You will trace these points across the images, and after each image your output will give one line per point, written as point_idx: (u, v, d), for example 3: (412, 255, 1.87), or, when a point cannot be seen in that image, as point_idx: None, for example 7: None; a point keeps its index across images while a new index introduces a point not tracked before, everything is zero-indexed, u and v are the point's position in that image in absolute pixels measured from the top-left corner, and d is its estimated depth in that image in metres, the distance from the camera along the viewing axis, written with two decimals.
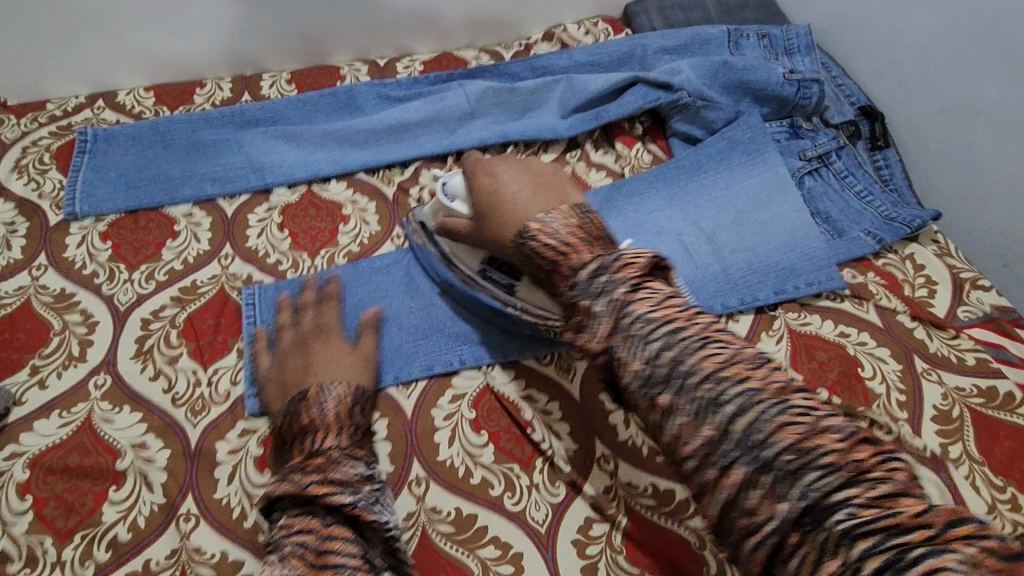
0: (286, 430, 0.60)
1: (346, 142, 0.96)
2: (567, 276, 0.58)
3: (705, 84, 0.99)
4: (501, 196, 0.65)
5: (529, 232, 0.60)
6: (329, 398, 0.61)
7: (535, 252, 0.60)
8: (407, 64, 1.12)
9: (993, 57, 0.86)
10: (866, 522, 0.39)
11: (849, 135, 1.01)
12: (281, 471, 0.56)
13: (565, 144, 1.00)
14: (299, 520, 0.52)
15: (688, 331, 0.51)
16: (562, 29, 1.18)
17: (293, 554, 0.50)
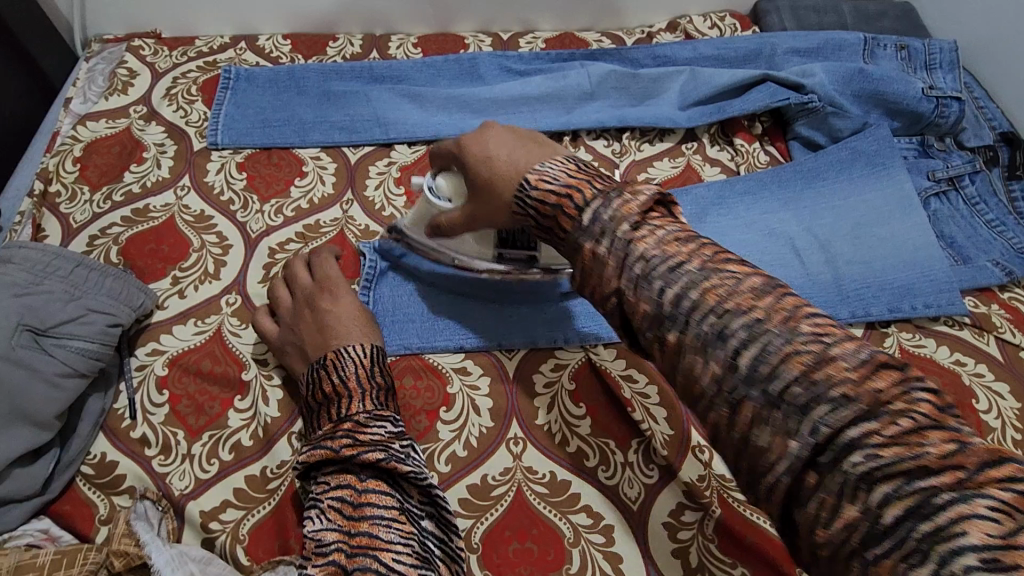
0: (313, 398, 0.61)
1: (466, 108, 0.99)
2: (572, 215, 0.51)
3: (837, 90, 0.96)
4: (498, 161, 0.59)
5: (527, 184, 0.55)
6: (347, 363, 0.61)
7: (537, 204, 0.54)
8: (530, 40, 1.13)
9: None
10: None
11: (985, 160, 0.96)
12: (312, 438, 0.58)
13: (681, 134, 0.99)
14: (334, 481, 0.55)
15: (692, 270, 0.45)
16: (687, 20, 1.16)
17: (331, 511, 0.53)
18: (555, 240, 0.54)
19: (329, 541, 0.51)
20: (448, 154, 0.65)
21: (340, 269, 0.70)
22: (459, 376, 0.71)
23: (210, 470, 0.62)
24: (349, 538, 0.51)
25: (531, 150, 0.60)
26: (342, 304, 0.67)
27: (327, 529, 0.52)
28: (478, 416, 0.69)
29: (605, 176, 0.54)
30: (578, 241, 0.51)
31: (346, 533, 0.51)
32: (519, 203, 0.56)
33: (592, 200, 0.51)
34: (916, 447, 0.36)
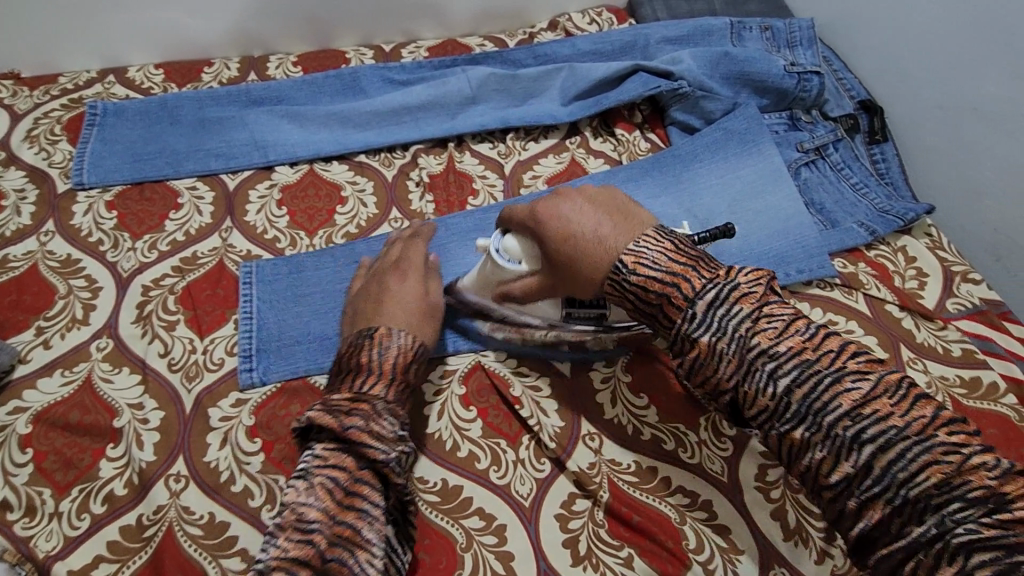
0: (346, 360, 0.63)
1: (348, 123, 0.98)
2: (682, 306, 0.54)
3: (705, 74, 1.00)
4: (579, 240, 0.58)
5: (625, 266, 0.55)
6: (392, 346, 0.63)
7: (638, 288, 0.55)
8: (413, 49, 1.14)
9: (995, 40, 0.85)
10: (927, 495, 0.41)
11: (847, 128, 1.01)
12: (326, 400, 0.58)
13: (565, 130, 1.02)
14: (330, 460, 0.55)
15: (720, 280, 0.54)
16: (566, 18, 1.19)
17: (322, 489, 0.53)
18: (656, 322, 0.57)
19: (310, 519, 0.51)
20: (522, 220, 0.63)
21: (403, 264, 0.74)
22: None
23: (80, 526, 0.60)
24: (332, 523, 0.51)
25: (616, 220, 0.59)
26: (373, 301, 0.70)
27: (310, 507, 0.52)
28: None
29: (707, 261, 0.56)
30: (692, 335, 0.54)
31: (329, 516, 0.51)
32: (614, 283, 0.57)
33: (703, 291, 0.54)
34: (944, 466, 0.45)
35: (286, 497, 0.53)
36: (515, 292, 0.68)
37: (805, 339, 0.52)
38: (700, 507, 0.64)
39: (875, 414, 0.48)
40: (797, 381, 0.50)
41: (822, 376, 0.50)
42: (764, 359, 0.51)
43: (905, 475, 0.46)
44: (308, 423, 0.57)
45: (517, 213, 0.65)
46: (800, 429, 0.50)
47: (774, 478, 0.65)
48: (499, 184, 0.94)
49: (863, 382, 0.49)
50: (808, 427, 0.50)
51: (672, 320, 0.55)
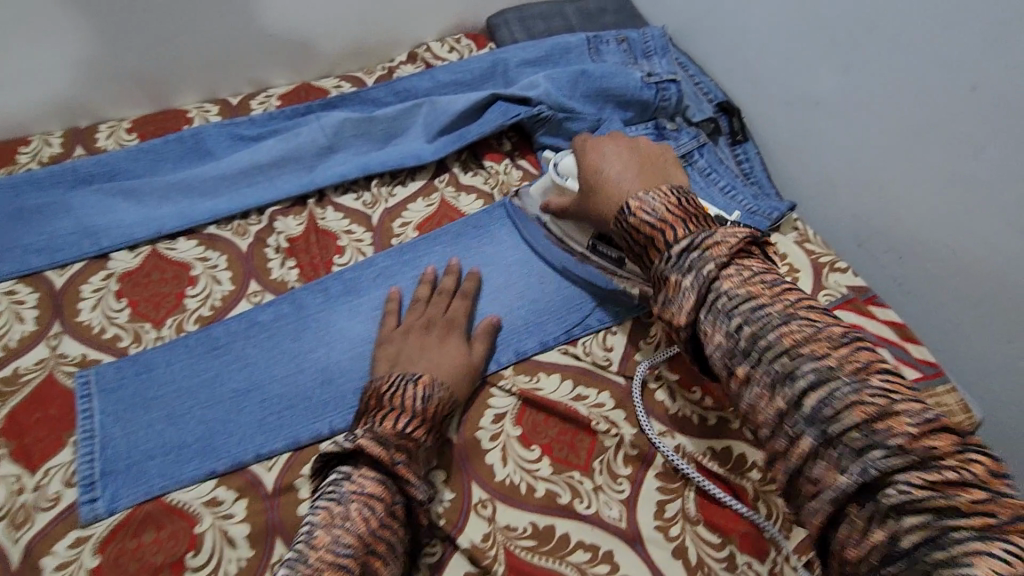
0: (385, 399, 0.63)
1: (193, 192, 0.89)
2: (661, 250, 0.56)
3: (564, 96, 0.98)
4: (605, 181, 0.68)
5: (627, 210, 0.59)
6: (433, 395, 0.65)
7: (632, 228, 0.59)
8: (262, 100, 1.06)
9: (824, 36, 0.88)
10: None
11: (710, 132, 1.03)
12: (373, 430, 0.59)
13: (433, 169, 0.98)
14: (371, 487, 0.55)
15: (756, 294, 0.50)
16: (424, 48, 1.16)
17: (360, 515, 0.53)
18: (645, 265, 0.59)
19: (343, 545, 0.51)
20: (575, 147, 0.75)
21: (451, 315, 0.75)
22: (210, 511, 0.64)
23: None
24: (362, 558, 0.51)
25: (643, 176, 0.66)
26: (424, 351, 0.70)
27: (346, 530, 0.52)
28: (234, 550, 0.61)
29: (704, 217, 0.57)
30: (663, 273, 0.55)
31: (364, 543, 0.52)
32: (618, 224, 0.61)
33: (682, 240, 0.55)
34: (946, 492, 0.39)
35: (319, 517, 0.53)
36: (557, 211, 0.79)
37: (831, 344, 0.46)
38: (601, 560, 0.62)
39: (887, 431, 0.42)
40: (813, 387, 0.45)
41: (835, 388, 0.44)
42: (781, 357, 0.47)
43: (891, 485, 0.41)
44: (354, 448, 0.57)
45: (576, 142, 0.76)
46: (802, 434, 0.45)
47: (671, 514, 0.65)
48: (367, 237, 0.88)
49: (885, 399, 0.43)
50: (816, 435, 0.44)
51: (651, 262, 0.57)
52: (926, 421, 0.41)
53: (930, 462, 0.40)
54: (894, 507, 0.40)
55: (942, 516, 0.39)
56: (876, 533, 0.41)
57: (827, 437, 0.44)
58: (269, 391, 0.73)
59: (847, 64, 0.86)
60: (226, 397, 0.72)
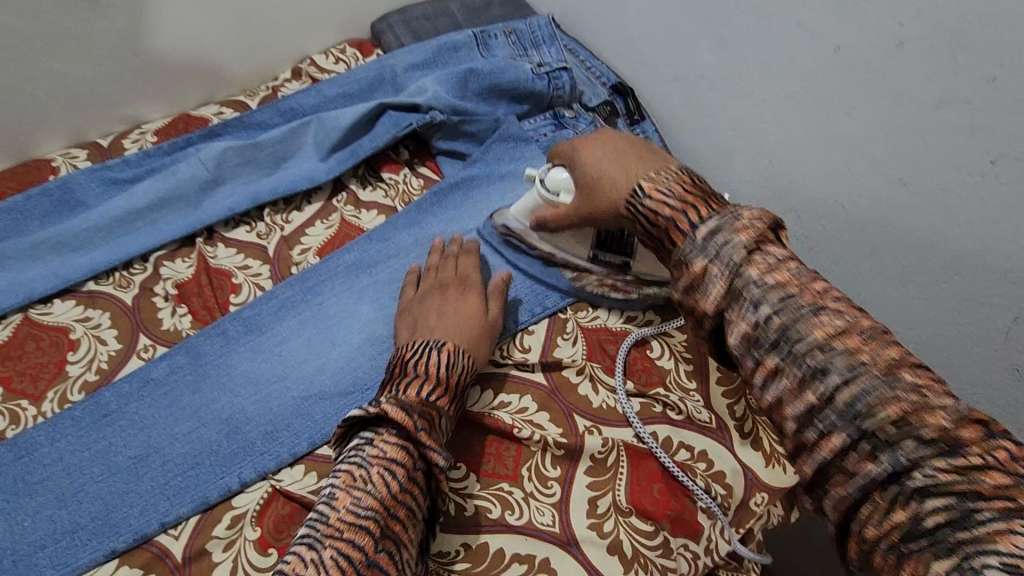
0: (411, 364, 0.63)
1: (65, 248, 0.82)
2: (633, 193, 0.60)
3: (456, 97, 0.96)
4: (605, 178, 0.64)
5: (604, 157, 0.65)
6: (457, 364, 0.64)
7: (613, 178, 0.63)
8: (136, 137, 0.99)
9: (696, 9, 0.90)
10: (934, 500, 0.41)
11: (607, 116, 1.02)
12: (399, 397, 0.59)
13: (329, 189, 0.94)
14: (391, 453, 0.56)
15: (733, 235, 0.52)
16: (308, 62, 1.11)
17: (381, 480, 0.54)
18: (607, 202, 0.64)
19: (364, 506, 0.52)
20: (565, 153, 0.71)
21: (463, 277, 0.76)
22: None
23: None
24: (384, 518, 0.52)
25: (637, 162, 0.63)
26: (455, 316, 0.70)
27: (367, 493, 0.53)
28: None
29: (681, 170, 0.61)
30: (636, 200, 0.60)
31: (384, 506, 0.53)
32: (630, 207, 0.60)
33: (654, 182, 0.59)
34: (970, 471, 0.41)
35: (340, 480, 0.54)
36: (547, 225, 0.74)
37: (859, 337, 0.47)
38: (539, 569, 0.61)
39: (843, 348, 0.47)
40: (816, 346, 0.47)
41: (795, 309, 0.49)
42: (722, 246, 0.52)
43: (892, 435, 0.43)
44: (379, 414, 0.57)
45: (562, 146, 0.72)
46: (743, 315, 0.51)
47: (604, 509, 0.64)
48: (265, 271, 0.84)
49: (918, 395, 0.44)
50: (782, 355, 0.49)
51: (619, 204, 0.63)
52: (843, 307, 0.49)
53: (862, 373, 0.46)
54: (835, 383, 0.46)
55: (868, 394, 0.45)
56: (810, 390, 0.47)
57: (759, 312, 0.50)
58: (170, 452, 0.68)
59: (723, 35, 0.87)
60: (122, 467, 0.66)
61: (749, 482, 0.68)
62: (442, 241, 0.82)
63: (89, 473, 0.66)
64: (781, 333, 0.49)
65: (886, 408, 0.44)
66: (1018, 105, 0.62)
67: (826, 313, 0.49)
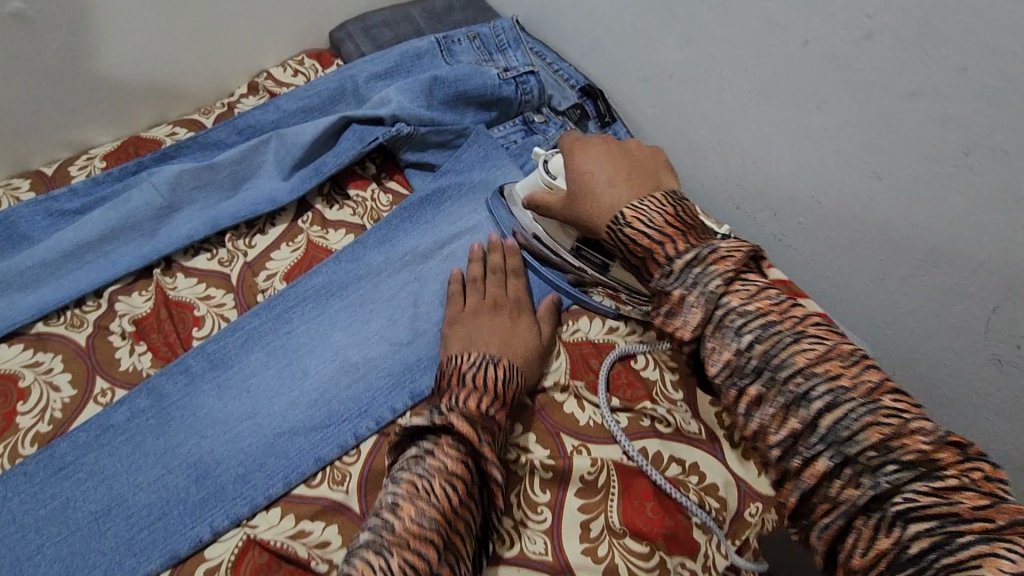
0: (468, 375, 0.62)
1: (10, 288, 0.77)
2: (602, 192, 0.67)
3: (421, 106, 0.92)
4: (593, 192, 0.67)
5: (574, 155, 0.71)
6: (510, 379, 0.64)
7: (578, 173, 0.69)
8: (83, 164, 0.94)
9: (662, 8, 0.88)
10: (921, 506, 0.43)
11: (577, 119, 1.00)
12: (461, 405, 0.58)
13: (293, 209, 0.89)
14: (453, 466, 0.53)
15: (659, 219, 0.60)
16: (265, 76, 1.07)
17: (444, 493, 0.51)
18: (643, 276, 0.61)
19: (429, 517, 0.49)
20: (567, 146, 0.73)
21: (515, 296, 0.76)
22: None
23: None
24: (447, 532, 0.50)
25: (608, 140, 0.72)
26: (495, 332, 0.70)
27: (430, 505, 0.50)
28: None
29: (633, 163, 0.69)
30: (603, 211, 0.66)
31: (447, 520, 0.50)
32: (613, 233, 0.63)
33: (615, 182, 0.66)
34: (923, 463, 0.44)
35: (402, 490, 0.51)
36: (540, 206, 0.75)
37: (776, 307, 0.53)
38: None
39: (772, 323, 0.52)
40: (762, 337, 0.52)
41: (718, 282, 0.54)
42: (733, 316, 0.53)
43: (846, 433, 0.46)
44: (443, 423, 0.55)
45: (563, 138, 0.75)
46: (749, 383, 0.52)
47: (597, 533, 0.62)
48: (229, 300, 0.80)
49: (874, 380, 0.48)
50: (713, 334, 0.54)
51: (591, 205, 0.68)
52: (807, 320, 0.53)
53: (816, 357, 0.49)
54: (848, 451, 0.46)
55: (838, 396, 0.48)
56: (817, 459, 0.47)
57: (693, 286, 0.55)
58: (134, 504, 0.63)
59: (690, 33, 0.86)
60: (81, 525, 0.62)
61: (742, 492, 0.66)
62: (483, 247, 0.81)
63: (46, 533, 0.61)
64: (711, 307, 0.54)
65: (906, 480, 0.44)
66: (992, 96, 0.61)
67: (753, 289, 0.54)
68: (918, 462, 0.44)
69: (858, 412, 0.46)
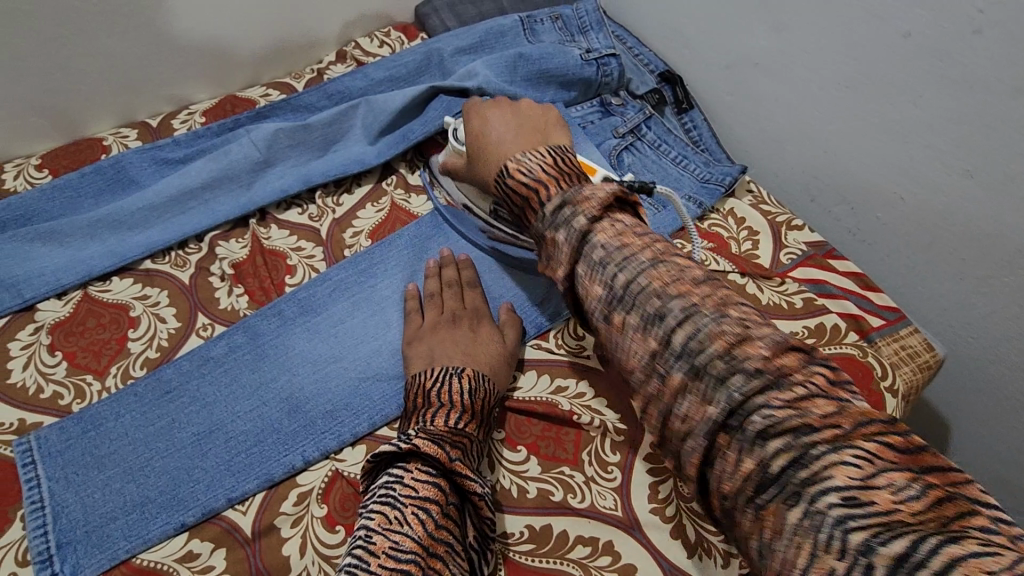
0: (434, 394, 0.64)
1: (122, 226, 0.82)
2: (537, 209, 0.58)
3: (505, 81, 0.95)
4: (489, 138, 0.70)
5: (507, 171, 0.62)
6: (480, 387, 0.65)
7: (513, 190, 0.61)
8: (185, 118, 1.00)
9: None
10: (871, 511, 0.37)
11: (655, 104, 1.01)
12: (427, 428, 0.59)
13: (378, 172, 0.94)
14: (424, 491, 0.55)
15: (645, 254, 0.52)
16: (354, 45, 1.11)
17: (416, 519, 0.53)
18: (526, 222, 0.61)
19: (405, 547, 0.51)
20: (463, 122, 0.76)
21: (473, 305, 0.75)
22: (186, 567, 0.60)
23: None
24: (426, 557, 0.52)
25: (523, 134, 0.70)
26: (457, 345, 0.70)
27: (405, 536, 0.52)
28: None
29: (576, 177, 0.60)
30: (541, 231, 0.57)
31: (424, 547, 0.52)
32: (499, 186, 0.63)
33: (557, 198, 0.57)
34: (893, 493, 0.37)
35: (376, 522, 0.53)
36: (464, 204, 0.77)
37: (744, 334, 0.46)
38: (603, 553, 0.62)
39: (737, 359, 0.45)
40: (691, 335, 0.47)
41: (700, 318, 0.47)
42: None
43: (780, 437, 0.41)
44: (410, 449, 0.57)
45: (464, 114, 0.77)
46: (673, 370, 0.47)
47: (665, 495, 0.65)
48: (318, 252, 0.84)
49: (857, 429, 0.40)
50: (683, 366, 0.47)
51: (530, 225, 0.59)
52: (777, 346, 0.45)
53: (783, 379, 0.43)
54: (778, 449, 0.41)
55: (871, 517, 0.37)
56: (744, 456, 0.43)
57: (660, 327, 0.48)
58: (231, 429, 0.68)
59: (779, 21, 0.86)
60: (185, 444, 0.67)
61: None
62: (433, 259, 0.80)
63: (154, 448, 0.67)
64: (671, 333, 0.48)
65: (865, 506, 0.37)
66: None
67: (720, 319, 0.47)
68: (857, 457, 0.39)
69: (789, 402, 0.42)
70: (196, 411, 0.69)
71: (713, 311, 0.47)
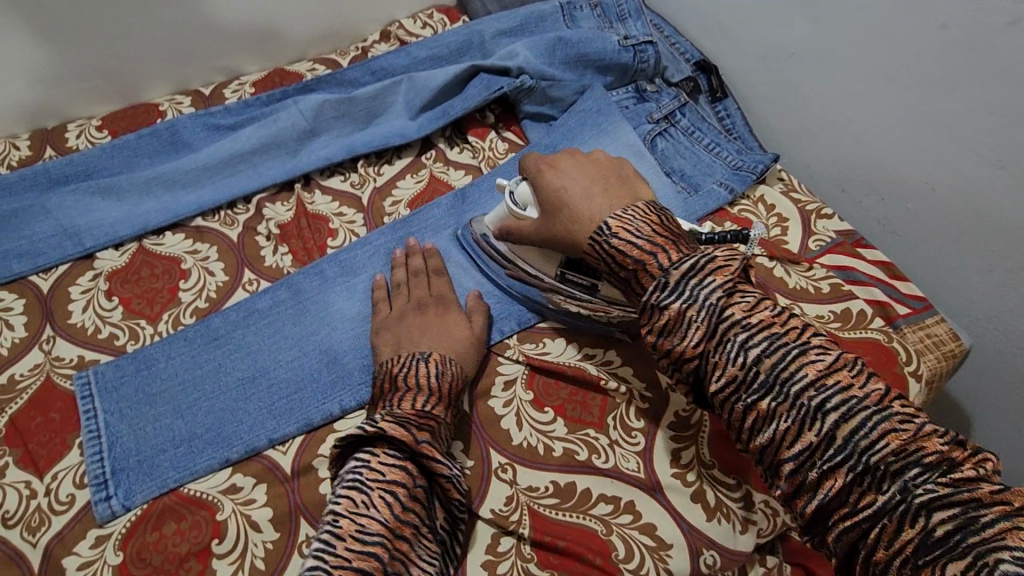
0: (404, 378, 0.64)
1: (176, 185, 0.87)
2: (655, 274, 0.56)
3: (545, 63, 0.98)
4: (570, 204, 0.65)
5: (609, 230, 0.59)
6: (445, 373, 0.65)
7: (616, 251, 0.59)
8: (236, 88, 1.04)
9: None
10: (944, 495, 0.42)
11: (690, 91, 1.02)
12: (393, 412, 0.60)
13: (418, 146, 0.97)
14: (389, 474, 0.55)
15: (716, 280, 0.53)
16: (397, 25, 1.15)
17: (383, 502, 0.53)
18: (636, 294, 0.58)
19: (371, 530, 0.51)
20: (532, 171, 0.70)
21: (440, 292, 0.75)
22: (230, 498, 0.64)
23: None
24: (392, 538, 0.52)
25: (609, 190, 0.65)
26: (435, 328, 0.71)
27: (371, 518, 0.52)
28: (260, 533, 0.62)
29: (682, 238, 0.58)
30: (660, 302, 0.54)
31: (390, 529, 0.52)
32: (596, 245, 0.61)
33: (677, 262, 0.55)
34: (968, 485, 0.43)
35: (342, 505, 0.53)
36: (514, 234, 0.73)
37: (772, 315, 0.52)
38: (624, 511, 0.64)
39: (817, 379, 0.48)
40: (768, 351, 0.50)
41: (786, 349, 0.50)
42: (737, 329, 0.51)
43: (866, 441, 0.46)
44: (376, 433, 0.57)
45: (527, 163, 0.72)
46: (758, 398, 0.50)
47: (687, 461, 0.67)
48: (358, 219, 0.88)
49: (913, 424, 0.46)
50: (772, 397, 0.49)
51: (644, 289, 0.57)
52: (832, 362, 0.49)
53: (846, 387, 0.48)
54: (869, 459, 0.45)
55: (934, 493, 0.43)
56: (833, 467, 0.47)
57: (742, 356, 0.50)
58: (273, 376, 0.72)
59: (817, 13, 0.88)
60: (229, 388, 0.71)
61: None
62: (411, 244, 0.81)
63: (201, 390, 0.71)
64: (758, 362, 0.50)
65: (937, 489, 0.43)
66: None
67: (810, 350, 0.50)
68: (938, 460, 0.44)
69: (875, 420, 0.46)
70: (241, 357, 0.73)
71: (798, 342, 0.50)
